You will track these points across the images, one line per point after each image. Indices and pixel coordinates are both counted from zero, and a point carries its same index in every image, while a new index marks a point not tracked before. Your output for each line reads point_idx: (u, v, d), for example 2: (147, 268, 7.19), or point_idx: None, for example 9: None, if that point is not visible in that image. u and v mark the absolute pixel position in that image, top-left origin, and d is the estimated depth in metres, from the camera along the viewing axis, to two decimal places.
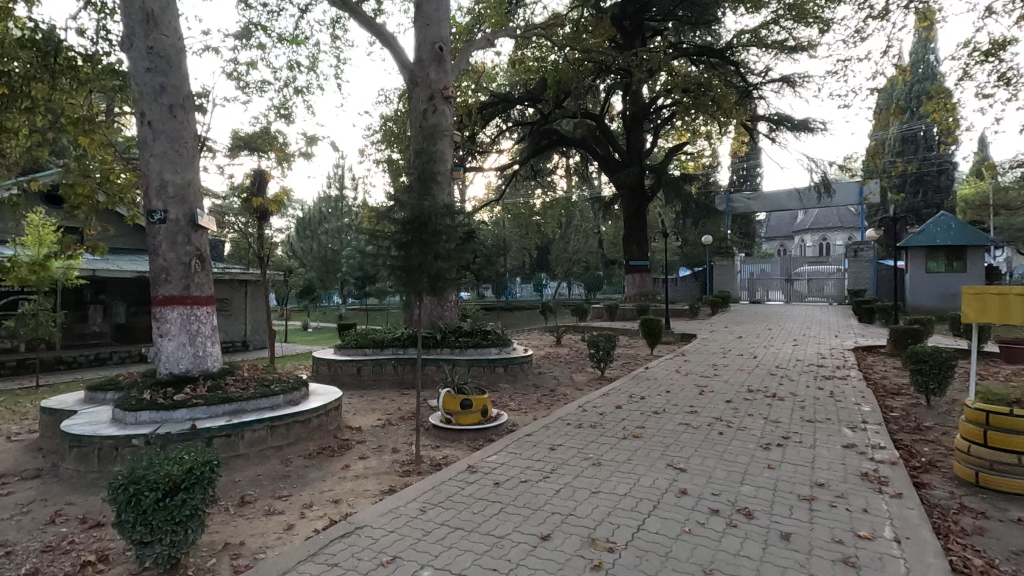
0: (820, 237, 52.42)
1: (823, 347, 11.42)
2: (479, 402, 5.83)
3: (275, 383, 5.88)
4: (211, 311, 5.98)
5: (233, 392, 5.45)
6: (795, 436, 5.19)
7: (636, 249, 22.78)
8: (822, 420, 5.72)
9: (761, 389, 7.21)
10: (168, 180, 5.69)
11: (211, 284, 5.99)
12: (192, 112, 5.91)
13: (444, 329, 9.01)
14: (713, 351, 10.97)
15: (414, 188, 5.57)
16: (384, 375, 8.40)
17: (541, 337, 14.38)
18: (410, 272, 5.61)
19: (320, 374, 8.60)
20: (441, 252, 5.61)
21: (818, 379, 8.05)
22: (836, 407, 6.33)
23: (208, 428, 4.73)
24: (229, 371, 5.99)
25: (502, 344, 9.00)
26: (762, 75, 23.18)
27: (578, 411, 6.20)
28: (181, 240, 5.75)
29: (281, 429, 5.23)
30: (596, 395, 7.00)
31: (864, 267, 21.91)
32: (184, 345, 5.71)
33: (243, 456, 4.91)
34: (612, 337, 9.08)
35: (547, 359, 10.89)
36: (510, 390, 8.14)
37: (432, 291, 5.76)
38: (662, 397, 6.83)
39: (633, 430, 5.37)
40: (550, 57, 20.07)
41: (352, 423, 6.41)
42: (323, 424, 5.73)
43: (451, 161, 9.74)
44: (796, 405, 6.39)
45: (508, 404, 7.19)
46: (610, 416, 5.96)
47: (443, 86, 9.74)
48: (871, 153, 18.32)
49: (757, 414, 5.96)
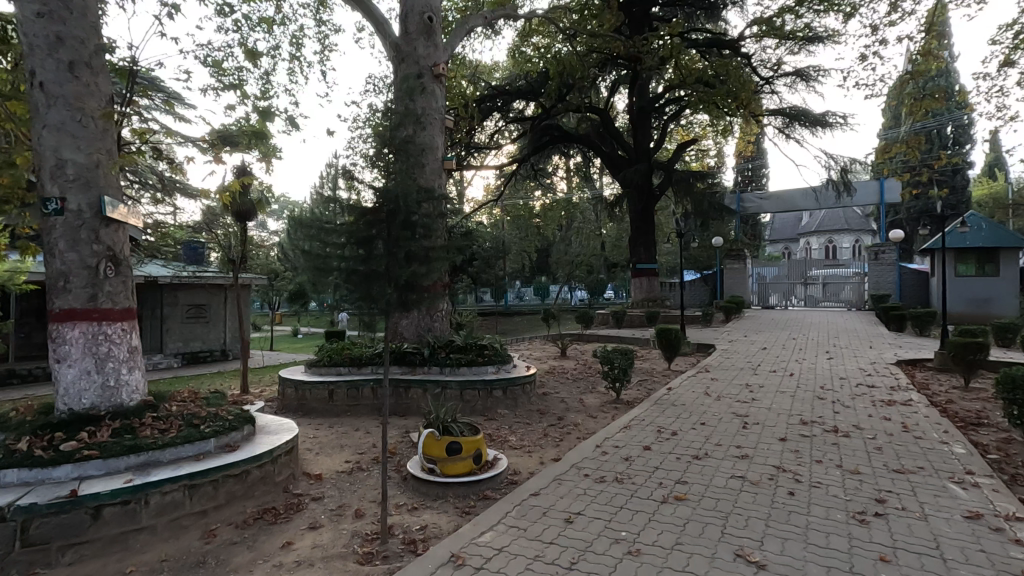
0: (826, 240, 51.23)
1: (863, 361, 10.13)
2: (471, 445, 4.56)
3: (207, 422, 4.56)
4: (128, 328, 4.68)
5: (144, 437, 4.12)
6: (891, 497, 3.87)
7: (643, 251, 21.46)
8: (914, 470, 4.42)
9: (816, 420, 5.92)
10: (67, 159, 4.38)
11: (129, 293, 4.70)
12: (104, 74, 4.64)
13: (433, 344, 7.70)
14: (741, 366, 9.69)
15: (379, 168, 4.39)
16: (361, 399, 7.09)
17: (544, 348, 13.08)
18: (374, 278, 4.30)
19: (286, 398, 7.32)
20: (414, 251, 4.37)
21: (877, 404, 6.74)
22: (921, 448, 5.02)
23: (92, 495, 3.43)
24: (152, 406, 4.68)
25: (502, 361, 7.71)
26: (775, 68, 21.99)
27: (598, 455, 4.89)
28: (85, 237, 4.43)
29: (205, 488, 3.91)
30: (616, 429, 5.71)
31: (885, 271, 20.60)
32: (88, 373, 4.41)
33: (146, 530, 3.61)
34: (629, 352, 7.79)
35: (552, 377, 9.59)
36: (511, 418, 6.84)
37: (402, 307, 4.46)
38: (699, 432, 5.53)
39: (674, 488, 4.07)
40: (553, 47, 18.77)
41: (310, 469, 5.09)
42: (268, 475, 4.40)
43: (444, 149, 8.47)
44: (869, 445, 5.09)
45: (509, 440, 5.88)
46: (637, 462, 4.66)
47: (433, 63, 8.48)
48: (916, 145, 15.89)
49: (826, 460, 4.65)
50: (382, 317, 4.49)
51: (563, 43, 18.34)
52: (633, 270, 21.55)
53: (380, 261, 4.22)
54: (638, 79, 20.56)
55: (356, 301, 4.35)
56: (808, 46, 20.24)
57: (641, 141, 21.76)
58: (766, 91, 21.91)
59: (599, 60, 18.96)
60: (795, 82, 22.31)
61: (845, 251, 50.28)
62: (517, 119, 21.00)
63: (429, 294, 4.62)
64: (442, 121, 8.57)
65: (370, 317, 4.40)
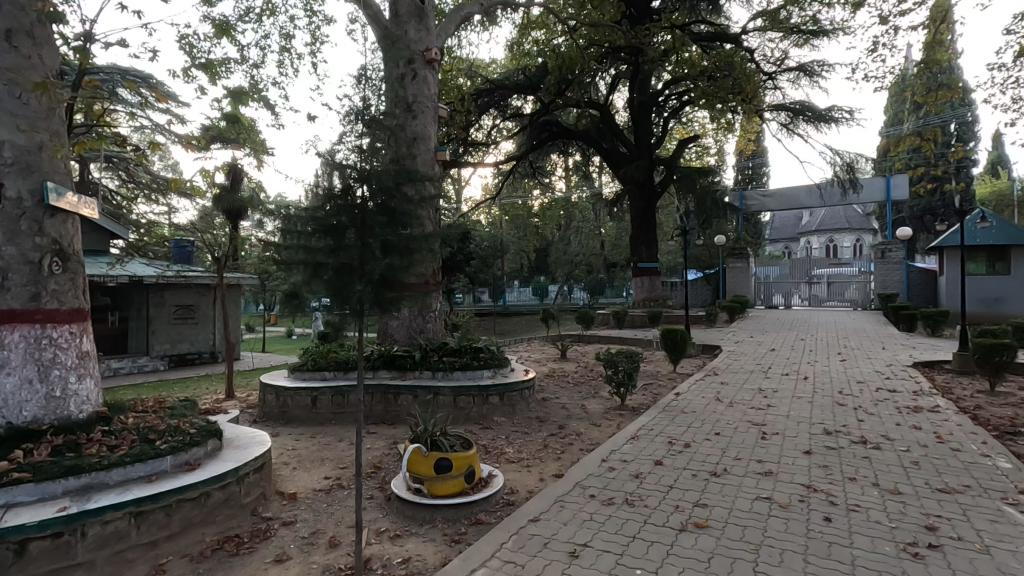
0: (827, 239, 50.77)
1: (878, 363, 9.65)
2: (462, 461, 4.07)
3: (164, 437, 4.04)
4: (77, 331, 4.18)
5: (88, 456, 3.61)
6: (942, 524, 3.38)
7: (644, 249, 20.96)
8: (961, 489, 3.93)
9: (841, 430, 5.42)
10: (3, 140, 3.88)
11: (79, 292, 4.20)
12: (48, 46, 4.15)
13: (425, 347, 7.20)
14: (751, 369, 9.20)
15: (353, 148, 3.90)
16: (347, 406, 6.59)
17: (543, 350, 12.60)
18: (345, 272, 3.80)
19: (267, 406, 6.82)
20: (390, 240, 3.88)
21: (903, 411, 6.25)
22: (962, 462, 4.53)
23: (12, 528, 2.91)
24: (105, 418, 4.18)
25: (498, 365, 7.21)
26: (778, 63, 21.55)
27: (604, 471, 4.40)
28: (25, 228, 3.93)
29: (155, 515, 3.41)
30: (623, 442, 5.20)
31: (892, 269, 20.14)
32: (28, 382, 3.91)
33: (83, 566, 3.10)
34: (634, 354, 7.29)
35: (551, 381, 9.08)
36: (508, 427, 6.35)
37: (379, 308, 3.95)
38: (715, 444, 5.03)
39: (692, 514, 3.56)
40: (552, 40, 18.23)
41: (283, 488, 4.59)
42: (233, 497, 3.90)
43: (437, 140, 7.98)
44: (903, 459, 4.60)
45: (505, 452, 5.38)
46: (649, 481, 4.16)
47: (424, 47, 7.94)
48: (931, 135, 14.80)
49: (860, 477, 4.15)
50: (355, 318, 3.99)
51: (563, 35, 17.79)
52: (634, 269, 21.06)
53: (352, 252, 3.73)
54: (639, 73, 20.04)
55: (324, 300, 3.85)
56: (813, 39, 19.74)
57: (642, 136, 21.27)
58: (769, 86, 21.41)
59: (599, 52, 18.44)
60: (798, 78, 21.88)
61: (846, 250, 49.85)
62: (514, 116, 20.49)
63: (409, 292, 4.12)
64: (435, 110, 8.08)
65: (342, 318, 3.90)
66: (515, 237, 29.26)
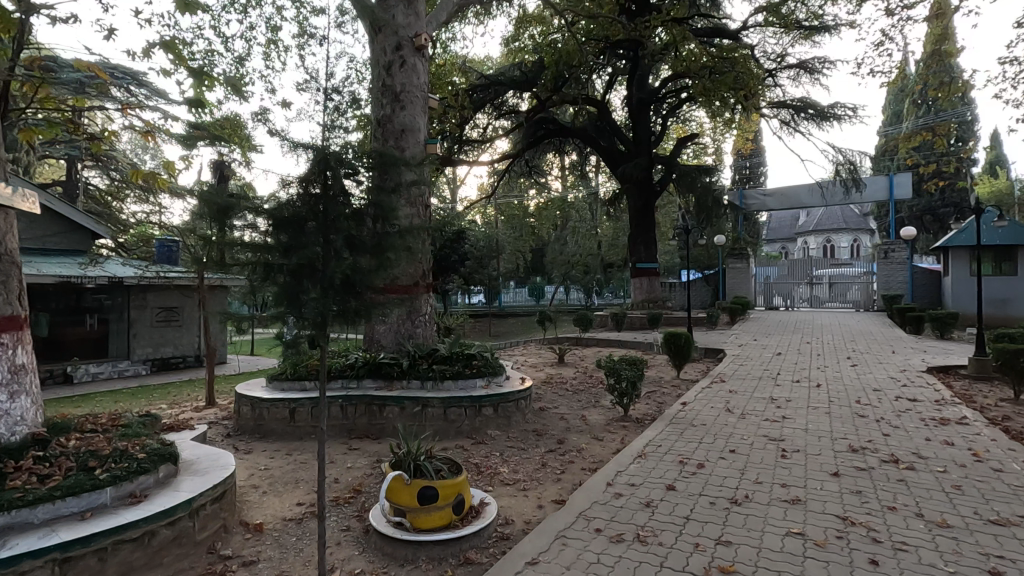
0: (824, 240, 50.53)
1: (891, 369, 9.20)
2: (450, 490, 3.57)
3: (107, 462, 3.52)
4: (9, 342, 3.66)
5: (11, 489, 3.09)
6: (1006, 569, 2.90)
7: (643, 250, 20.48)
8: (1018, 522, 3.44)
9: (868, 447, 4.95)
10: None
11: (13, 298, 3.69)
12: None
13: (413, 354, 6.72)
14: (758, 375, 8.76)
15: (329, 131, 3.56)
16: (329, 418, 6.11)
17: (539, 354, 12.12)
18: (304, 275, 3.51)
19: (242, 418, 6.31)
20: (355, 236, 3.58)
21: (929, 423, 5.78)
22: (1010, 487, 4.05)
23: None
24: (40, 441, 3.65)
25: (492, 373, 6.73)
26: (779, 60, 21.12)
27: (611, 499, 3.90)
28: None
29: (86, 561, 2.90)
30: (628, 462, 4.74)
31: (896, 270, 19.75)
32: None
33: None
34: (637, 361, 6.81)
35: (549, 388, 8.61)
36: (503, 441, 5.88)
37: (342, 318, 3.60)
38: (729, 464, 4.57)
39: (716, 554, 3.07)
40: (549, 35, 17.72)
41: (248, 516, 4.08)
42: (185, 534, 3.38)
43: (427, 132, 7.48)
44: (942, 482, 4.14)
45: (500, 473, 4.89)
46: (661, 511, 3.68)
47: (414, 33, 7.40)
48: (945, 130, 14.15)
49: (899, 506, 3.68)
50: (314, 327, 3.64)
51: (560, 29, 17.26)
52: (633, 270, 20.61)
53: (313, 252, 3.41)
54: (638, 68, 19.56)
55: (279, 307, 3.53)
56: (816, 35, 19.30)
57: (642, 133, 20.76)
58: (770, 83, 20.98)
59: (597, 47, 17.93)
60: (798, 75, 21.47)
61: (844, 250, 49.56)
62: (509, 113, 19.95)
63: (380, 298, 3.76)
64: (424, 101, 7.58)
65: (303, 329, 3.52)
66: (511, 237, 28.67)
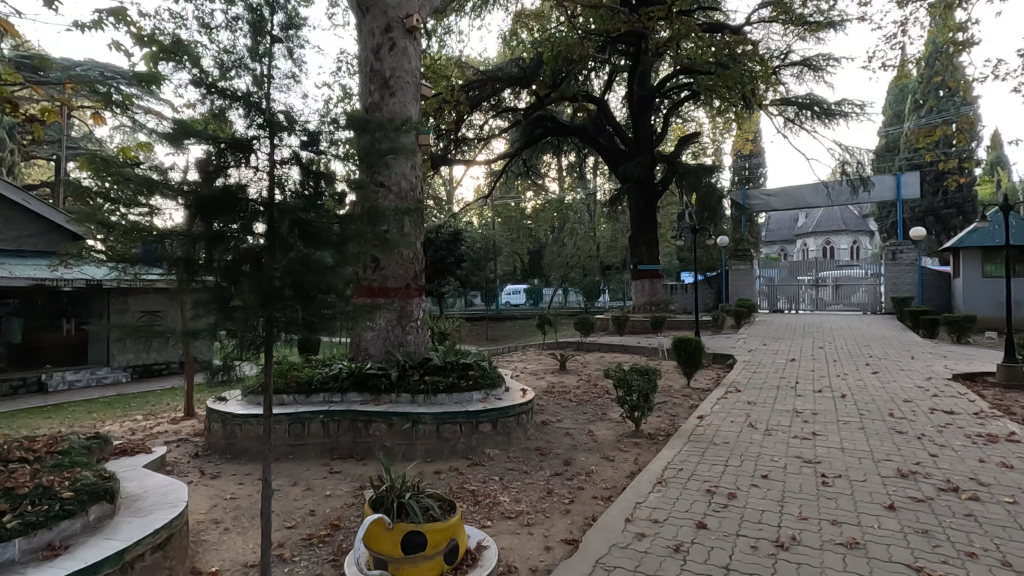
0: (824, 241, 50.09)
1: (915, 376, 8.63)
2: (440, 533, 2.96)
3: (23, 504, 2.89)
4: None
5: None
6: None
7: (645, 251, 19.89)
8: None
9: (917, 471, 4.35)
10: None
11: None
12: None
13: (403, 364, 6.11)
14: (775, 384, 8.17)
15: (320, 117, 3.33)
16: (309, 436, 5.50)
17: (539, 360, 11.50)
18: (242, 274, 3.03)
19: (212, 436, 5.68)
20: (309, 226, 3.13)
21: (978, 441, 5.19)
22: None
23: None
24: None
25: (491, 386, 6.13)
26: (782, 57, 20.61)
27: (632, 542, 3.29)
28: None
29: None
30: (646, 491, 4.13)
31: (905, 271, 19.23)
32: None
33: None
34: (650, 372, 6.20)
35: (551, 398, 7.99)
36: (503, 462, 5.27)
37: (295, 328, 3.09)
38: (761, 493, 3.98)
39: None
40: (548, 29, 17.15)
41: (203, 563, 3.45)
42: None
43: (419, 121, 6.88)
44: (1017, 517, 3.54)
45: (500, 504, 4.28)
46: (694, 557, 3.08)
47: (404, 14, 6.80)
48: (966, 124, 13.48)
49: (980, 551, 3.08)
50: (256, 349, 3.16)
51: (559, 22, 16.74)
52: (634, 272, 20.04)
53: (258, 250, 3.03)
54: (640, 64, 19.03)
55: (211, 314, 2.98)
56: (821, 31, 18.79)
57: (643, 131, 20.21)
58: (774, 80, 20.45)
59: (597, 41, 17.39)
60: (802, 73, 20.96)
61: (843, 252, 49.18)
62: (506, 111, 19.38)
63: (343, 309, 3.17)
64: (417, 87, 6.97)
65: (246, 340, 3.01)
66: (509, 239, 28.06)
